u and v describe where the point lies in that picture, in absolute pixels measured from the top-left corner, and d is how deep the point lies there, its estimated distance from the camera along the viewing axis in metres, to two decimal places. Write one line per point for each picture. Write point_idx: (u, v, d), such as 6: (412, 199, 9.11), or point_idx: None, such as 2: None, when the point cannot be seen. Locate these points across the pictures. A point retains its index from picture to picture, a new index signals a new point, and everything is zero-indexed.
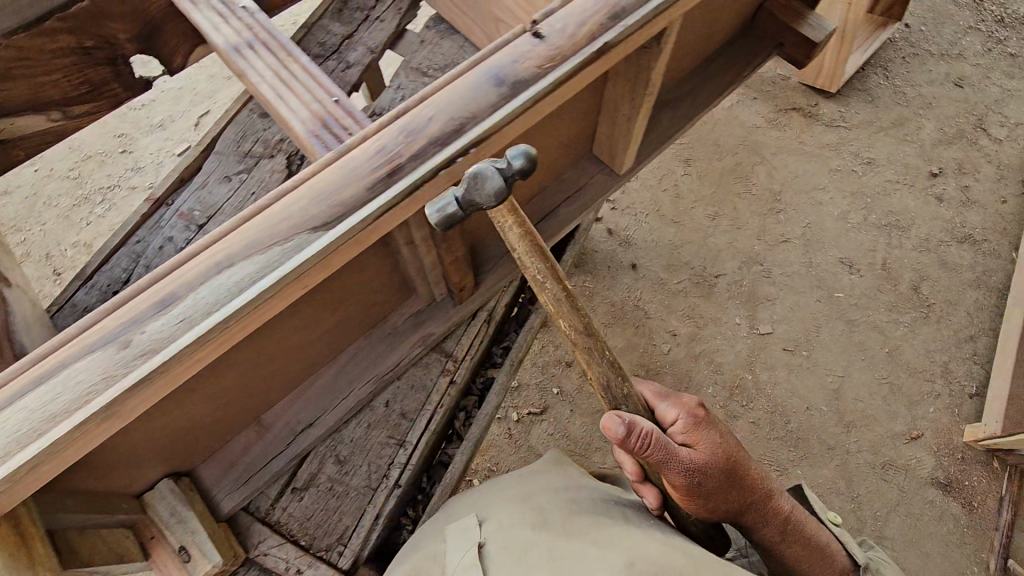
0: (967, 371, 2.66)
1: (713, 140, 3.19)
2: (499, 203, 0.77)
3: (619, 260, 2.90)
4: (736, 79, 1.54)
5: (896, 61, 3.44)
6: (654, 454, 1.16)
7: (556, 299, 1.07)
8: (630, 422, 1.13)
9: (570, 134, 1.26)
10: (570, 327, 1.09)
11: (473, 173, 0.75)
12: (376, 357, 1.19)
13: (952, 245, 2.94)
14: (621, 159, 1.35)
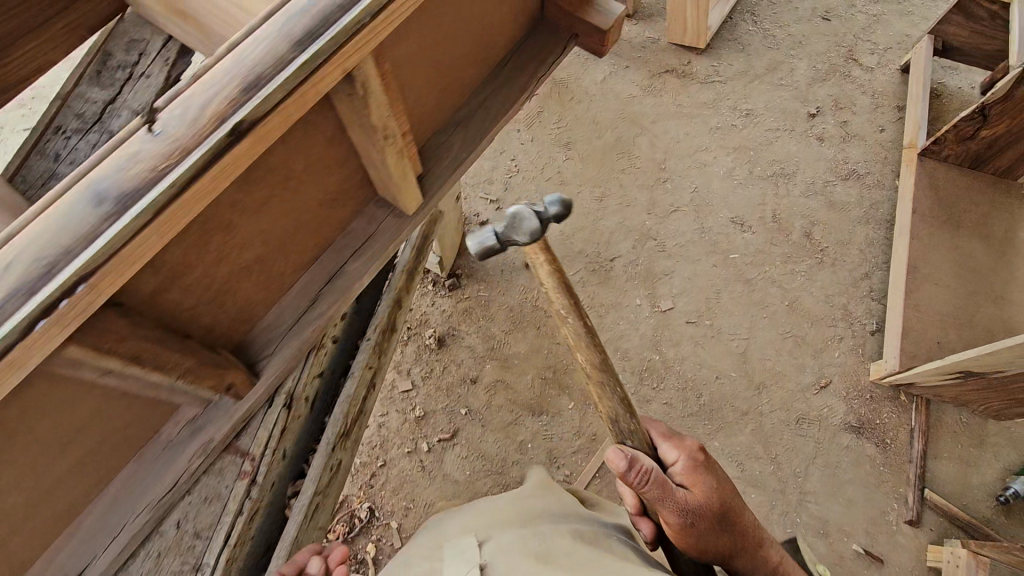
0: (866, 309, 2.67)
1: (590, 118, 3.09)
2: (534, 234, 1.26)
3: (511, 261, 2.80)
4: (531, 82, 1.43)
5: (762, 3, 3.36)
6: (651, 489, 1.26)
7: (579, 334, 1.40)
8: (632, 459, 1.24)
9: (328, 188, 1.13)
10: (587, 358, 1.41)
11: (517, 214, 1.24)
12: (149, 481, 1.08)
13: (838, 183, 2.92)
14: (402, 198, 1.22)
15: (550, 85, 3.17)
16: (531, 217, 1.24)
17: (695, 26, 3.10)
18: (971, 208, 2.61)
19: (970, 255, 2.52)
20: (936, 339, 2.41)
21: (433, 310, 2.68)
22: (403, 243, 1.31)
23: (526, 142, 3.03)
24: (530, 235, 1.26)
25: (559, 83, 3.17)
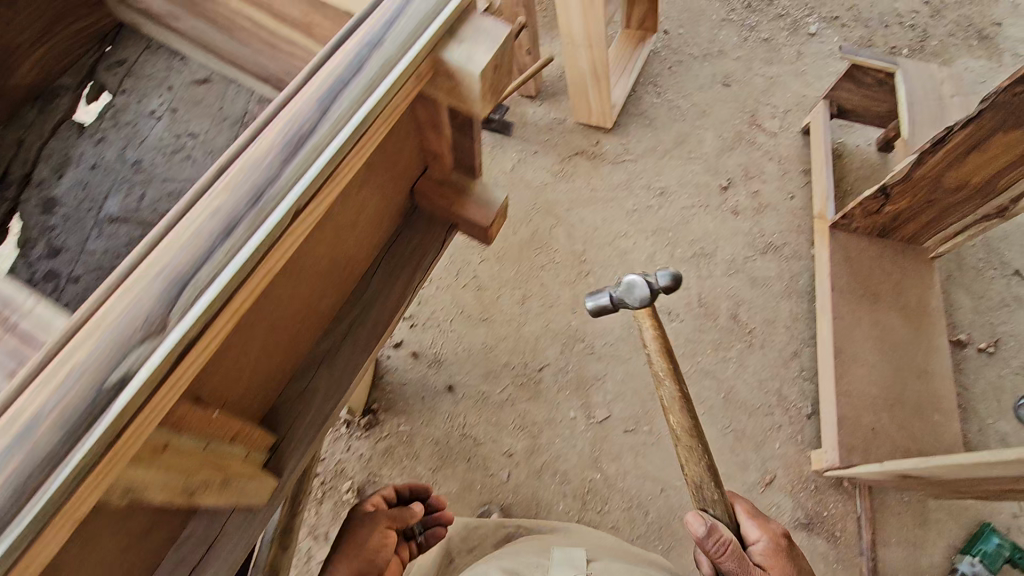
0: (799, 392, 2.62)
1: (503, 212, 2.91)
2: (643, 300, 1.53)
3: (432, 384, 2.58)
4: (407, 293, 1.21)
5: (664, 72, 3.34)
6: (730, 559, 1.46)
7: (672, 399, 1.54)
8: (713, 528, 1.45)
9: (143, 519, 0.90)
10: (679, 422, 1.54)
11: (630, 282, 1.52)
12: None
13: (757, 258, 2.88)
14: (249, 493, 1.00)
15: None
16: (643, 286, 1.51)
17: (600, 109, 2.96)
18: (885, 280, 2.60)
19: (890, 330, 2.50)
20: (871, 425, 2.35)
21: (349, 456, 2.43)
22: (265, 520, 1.09)
23: None
24: (642, 300, 1.53)
25: None
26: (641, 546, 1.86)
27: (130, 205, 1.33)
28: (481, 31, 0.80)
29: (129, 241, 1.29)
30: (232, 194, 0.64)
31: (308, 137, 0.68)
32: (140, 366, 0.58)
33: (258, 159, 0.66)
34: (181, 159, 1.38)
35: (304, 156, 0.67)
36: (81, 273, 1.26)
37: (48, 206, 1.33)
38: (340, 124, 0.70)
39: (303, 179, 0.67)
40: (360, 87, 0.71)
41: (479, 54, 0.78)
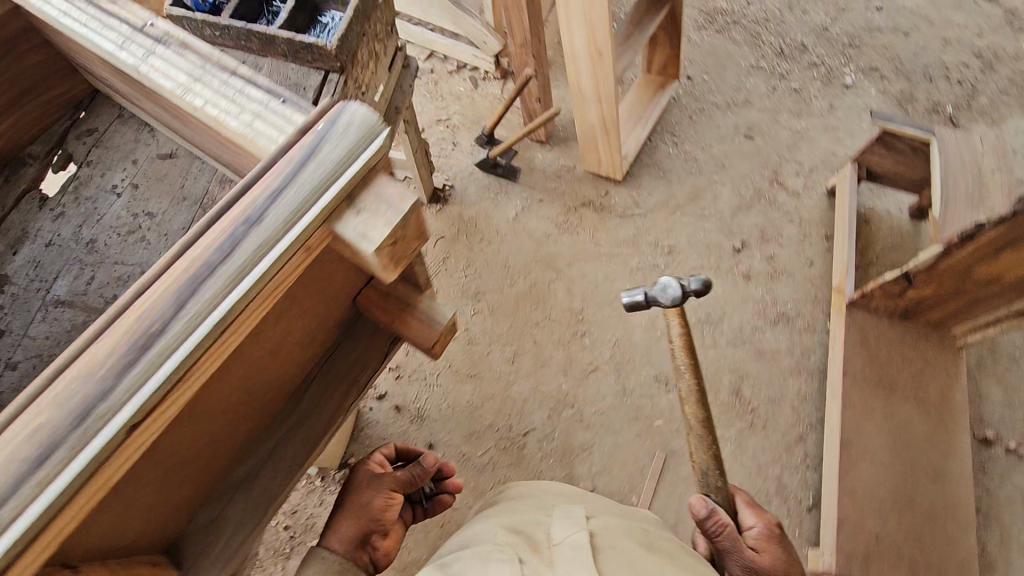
0: (801, 480, 2.44)
1: (501, 262, 2.82)
2: (675, 300, 1.57)
3: (413, 441, 2.50)
4: (340, 411, 1.15)
5: (683, 121, 3.20)
6: (723, 541, 1.48)
7: (689, 391, 1.56)
8: (710, 510, 1.48)
9: None
10: (694, 411, 1.56)
11: (664, 285, 1.59)
12: None
13: (767, 328, 2.70)
14: None
15: (458, 224, 2.91)
16: (676, 287, 1.57)
17: (610, 161, 2.85)
18: (905, 367, 2.37)
19: (906, 426, 2.28)
20: (875, 531, 2.15)
21: (322, 511, 2.38)
22: None
23: None
24: (672, 301, 1.57)
25: (468, 221, 2.91)
26: (642, 510, 1.64)
27: (77, 288, 1.30)
28: (382, 201, 0.72)
29: (71, 327, 1.26)
30: (59, 409, 0.58)
31: (157, 338, 0.61)
32: None
33: (96, 363, 0.60)
34: (135, 242, 1.34)
35: (149, 361, 0.60)
36: (20, 359, 1.24)
37: None
38: (196, 321, 0.62)
39: (144, 390, 0.60)
40: (226, 275, 0.64)
41: (377, 228, 0.71)
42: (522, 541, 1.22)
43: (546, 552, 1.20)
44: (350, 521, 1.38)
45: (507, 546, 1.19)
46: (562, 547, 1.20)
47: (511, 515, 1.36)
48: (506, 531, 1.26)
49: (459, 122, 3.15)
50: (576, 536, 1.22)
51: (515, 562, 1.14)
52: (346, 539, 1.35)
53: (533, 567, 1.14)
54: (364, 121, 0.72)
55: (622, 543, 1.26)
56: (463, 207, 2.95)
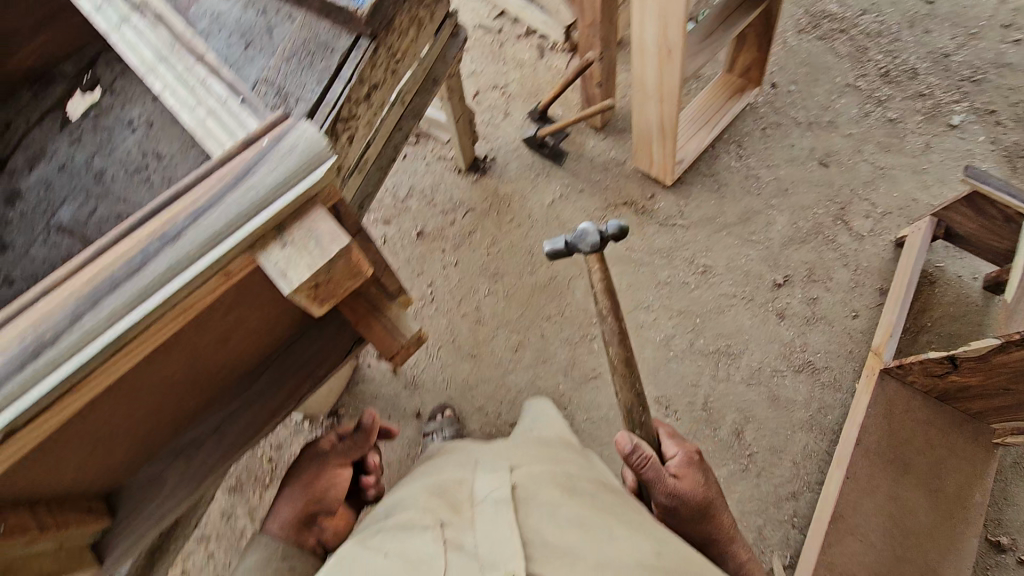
0: (782, 538, 2.32)
1: (526, 247, 2.73)
2: (594, 247, 1.51)
3: (402, 408, 2.52)
4: (294, 397, 1.15)
5: (754, 133, 2.95)
6: (647, 473, 1.44)
7: (611, 333, 1.55)
8: (634, 448, 1.44)
9: None
10: (618, 353, 1.55)
11: (582, 230, 1.51)
12: None
13: (788, 374, 2.53)
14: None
15: (491, 198, 2.82)
16: (594, 233, 1.49)
17: (661, 164, 2.69)
18: (921, 451, 2.18)
19: (907, 511, 2.12)
20: None
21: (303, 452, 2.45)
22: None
23: (449, 266, 2.72)
24: (591, 247, 1.51)
25: (502, 197, 2.82)
26: (571, 447, 1.47)
27: (80, 217, 1.33)
28: (314, 241, 0.75)
29: (66, 255, 1.29)
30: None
31: (57, 342, 0.65)
32: None
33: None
34: (140, 181, 1.35)
35: (49, 359, 0.64)
36: (17, 277, 1.29)
37: (12, 197, 1.36)
38: (96, 333, 0.66)
39: (35, 391, 0.64)
40: (135, 289, 0.67)
41: (298, 269, 0.73)
42: (443, 503, 1.10)
43: (468, 512, 1.07)
44: (288, 509, 1.60)
45: (423, 511, 1.07)
46: (484, 503, 1.07)
47: (435, 476, 1.21)
48: (427, 493, 1.13)
49: (516, 91, 3.01)
50: (500, 488, 1.09)
51: (434, 532, 1.02)
52: (283, 526, 1.59)
53: (453, 532, 1.03)
54: (307, 147, 0.74)
55: (553, 489, 1.12)
56: (501, 182, 2.85)
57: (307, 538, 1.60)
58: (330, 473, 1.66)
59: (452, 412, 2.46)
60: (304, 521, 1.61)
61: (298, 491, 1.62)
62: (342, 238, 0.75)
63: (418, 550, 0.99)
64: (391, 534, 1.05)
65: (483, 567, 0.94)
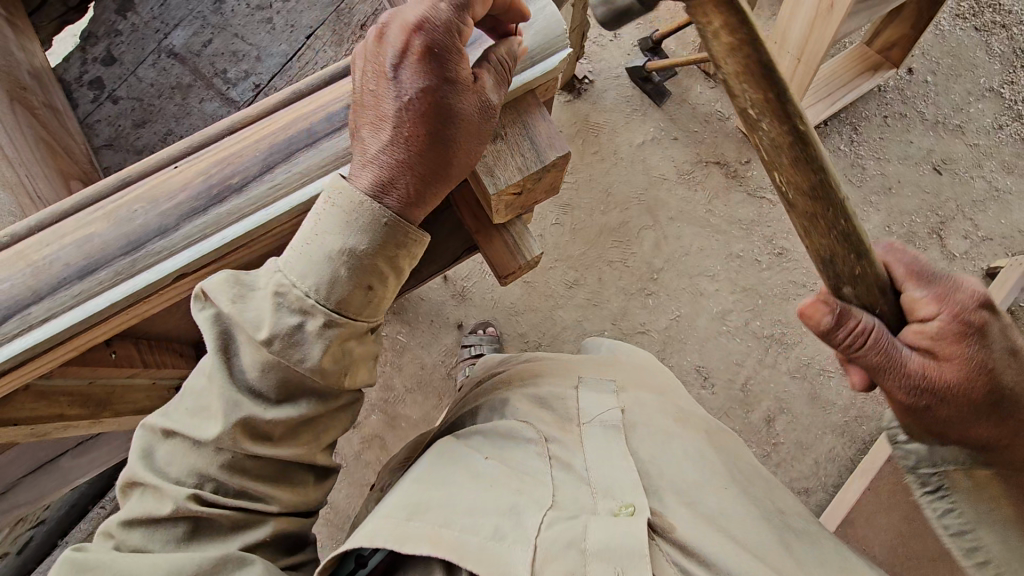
0: None
1: (605, 185, 2.57)
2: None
3: (445, 315, 2.43)
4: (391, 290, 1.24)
5: (873, 119, 2.70)
6: (868, 357, 0.93)
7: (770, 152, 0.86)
8: (840, 317, 0.93)
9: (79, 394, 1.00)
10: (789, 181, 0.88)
11: None
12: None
13: (835, 376, 2.38)
14: None
15: (580, 125, 2.64)
16: None
17: None
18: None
19: (919, 536, 2.02)
20: None
21: None
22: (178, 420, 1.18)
23: None
24: None
25: (591, 126, 2.64)
26: (663, 367, 1.35)
27: (192, 46, 1.22)
28: (536, 146, 0.90)
29: (175, 85, 1.21)
30: (193, 198, 0.79)
31: (281, 180, 0.81)
32: (55, 315, 0.73)
33: (189, 189, 0.79)
34: (260, 21, 1.24)
35: (278, 192, 0.80)
36: (122, 96, 1.21)
37: (124, 5, 1.23)
38: (312, 178, 0.82)
39: (254, 219, 0.79)
40: (327, 153, 0.83)
41: (509, 171, 0.88)
42: (547, 414, 1.03)
43: (576, 429, 1.01)
44: (388, 138, 0.79)
45: (528, 419, 1.02)
46: (593, 424, 1.01)
47: (535, 379, 1.11)
48: (530, 400, 1.06)
49: None
50: (611, 412, 1.03)
51: (539, 447, 0.98)
52: (381, 172, 0.79)
53: (559, 449, 0.98)
54: (544, 31, 0.88)
55: (663, 419, 1.06)
56: (595, 109, 2.66)
57: (421, 205, 0.82)
58: (439, 82, 0.79)
59: (495, 330, 2.38)
60: (420, 159, 0.80)
61: (387, 107, 0.79)
62: (559, 145, 0.89)
63: (525, 463, 0.96)
64: (496, 435, 1.00)
65: (594, 488, 0.92)
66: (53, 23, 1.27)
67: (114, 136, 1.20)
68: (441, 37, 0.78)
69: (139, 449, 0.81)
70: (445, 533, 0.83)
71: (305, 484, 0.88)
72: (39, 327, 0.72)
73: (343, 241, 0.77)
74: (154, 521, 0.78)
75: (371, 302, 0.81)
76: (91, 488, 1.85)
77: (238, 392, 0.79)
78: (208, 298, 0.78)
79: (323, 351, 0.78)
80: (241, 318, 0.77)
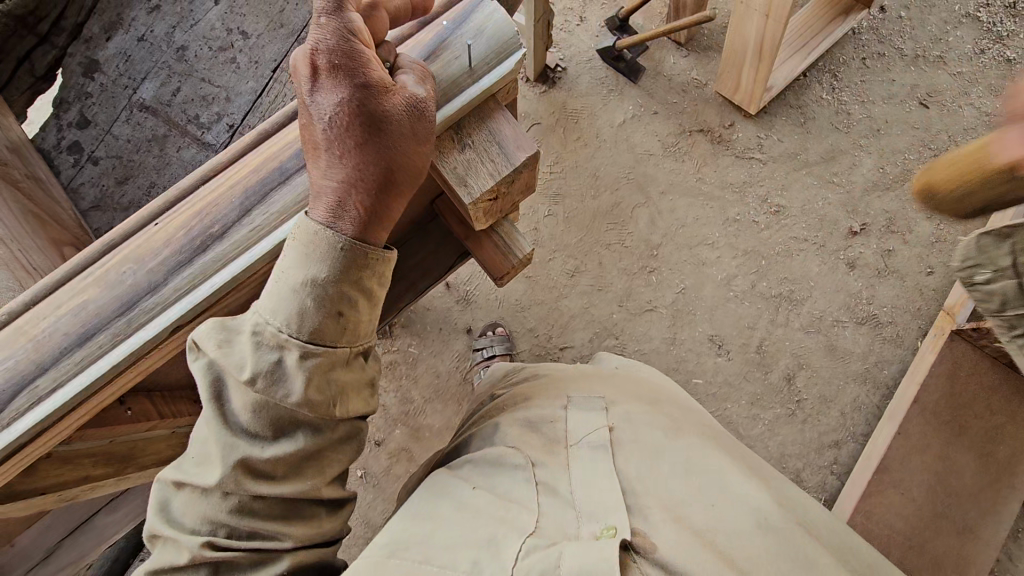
0: (820, 483, 2.24)
1: (592, 169, 2.56)
2: None
3: (453, 322, 2.44)
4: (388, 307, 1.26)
5: (852, 63, 2.63)
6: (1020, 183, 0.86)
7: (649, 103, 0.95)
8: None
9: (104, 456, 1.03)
10: None
11: None
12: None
13: (849, 326, 2.37)
14: None
15: (559, 114, 2.62)
16: None
17: (749, 89, 2.46)
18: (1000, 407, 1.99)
19: (954, 470, 2.01)
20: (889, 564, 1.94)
21: None
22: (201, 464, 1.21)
23: None
24: None
25: (570, 113, 2.62)
26: (674, 387, 1.35)
27: (162, 97, 1.24)
28: (505, 150, 0.90)
29: (151, 138, 1.23)
30: (177, 251, 0.80)
31: (262, 223, 0.82)
32: (62, 386, 0.75)
33: (172, 244, 0.80)
34: (224, 62, 1.25)
35: (261, 232, 0.82)
36: (100, 156, 1.22)
37: (90, 67, 1.24)
38: (288, 214, 0.84)
39: (241, 261, 0.80)
40: (302, 187, 0.85)
41: (482, 179, 0.89)
42: (535, 438, 1.04)
43: (563, 451, 1.02)
44: (329, 164, 0.80)
45: (516, 445, 1.02)
46: (580, 447, 1.01)
47: (526, 402, 1.13)
48: (521, 423, 1.07)
49: None
50: (598, 432, 1.03)
51: (526, 472, 0.99)
52: (328, 197, 0.80)
53: (545, 473, 0.99)
54: (495, 35, 0.87)
55: (653, 432, 1.04)
56: (571, 96, 2.64)
57: (381, 214, 0.83)
58: (356, 92, 0.79)
59: (504, 330, 2.39)
60: (362, 173, 0.80)
61: (316, 133, 0.80)
62: (528, 147, 0.90)
63: (512, 491, 0.97)
64: (485, 465, 1.01)
65: (578, 512, 0.93)
66: (24, 94, 1.25)
67: (100, 196, 1.22)
68: (341, 48, 0.78)
69: (159, 502, 0.84)
70: (425, 568, 0.85)
71: (317, 517, 0.88)
72: (48, 398, 0.74)
73: (304, 273, 0.79)
74: (175, 573, 0.80)
75: (346, 328, 0.83)
76: (130, 542, 1.87)
77: (234, 436, 0.81)
78: (200, 348, 0.80)
79: (304, 385, 0.80)
80: (225, 363, 0.80)
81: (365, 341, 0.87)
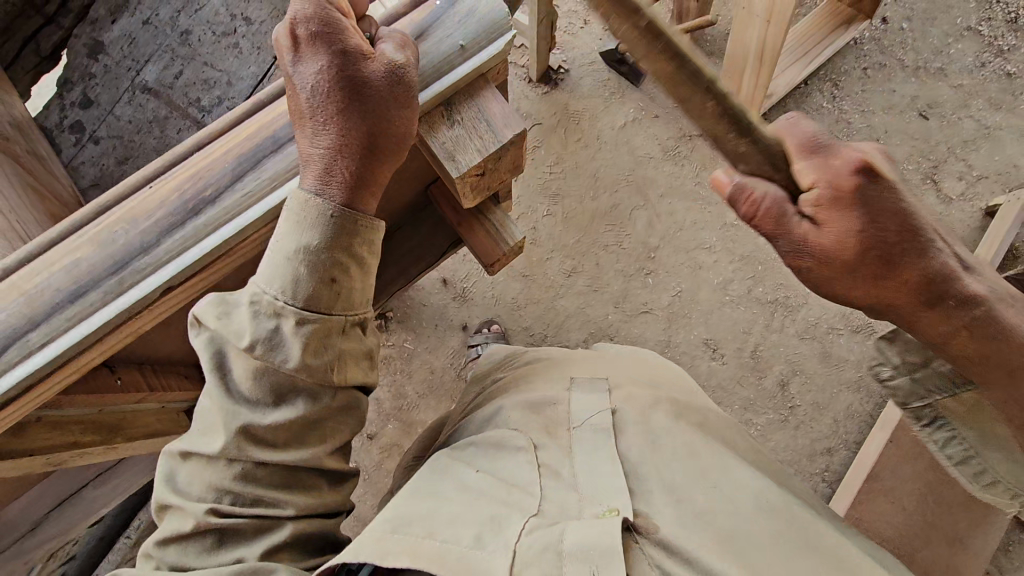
0: (811, 490, 2.24)
1: (591, 170, 2.58)
2: None
3: (449, 318, 2.44)
4: (382, 292, 1.28)
5: (853, 73, 2.64)
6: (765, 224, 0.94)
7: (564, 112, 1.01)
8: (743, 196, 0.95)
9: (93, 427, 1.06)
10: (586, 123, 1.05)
11: None
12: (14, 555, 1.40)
13: (844, 334, 2.37)
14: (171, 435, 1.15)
15: (560, 114, 2.64)
16: None
17: (750, 95, 2.47)
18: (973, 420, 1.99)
19: (945, 481, 2.00)
20: None
21: None
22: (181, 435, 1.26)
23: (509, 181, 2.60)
24: None
25: (572, 114, 2.64)
26: (672, 365, 1.36)
27: (165, 79, 1.25)
28: (492, 126, 0.91)
29: (152, 119, 1.24)
30: (165, 214, 0.80)
31: (255, 192, 0.84)
32: (48, 341, 0.76)
33: (165, 206, 0.81)
34: (227, 47, 1.26)
35: (252, 196, 0.83)
36: (103, 136, 1.24)
37: (95, 48, 1.25)
38: (278, 179, 0.85)
39: (230, 225, 0.82)
40: (294, 155, 0.86)
41: (470, 155, 0.90)
42: (538, 419, 1.04)
43: (565, 434, 1.01)
44: (316, 133, 0.81)
45: (518, 428, 1.02)
46: (583, 428, 1.01)
47: (527, 385, 1.13)
48: (523, 406, 1.07)
49: None
50: (602, 414, 1.03)
51: (529, 454, 0.98)
52: (317, 164, 0.81)
53: (547, 454, 0.98)
54: (487, 16, 0.87)
55: (655, 416, 1.04)
56: (573, 97, 2.66)
57: (365, 183, 0.86)
58: (336, 58, 0.80)
59: (499, 327, 2.40)
60: (347, 139, 0.82)
61: (302, 104, 0.81)
62: (516, 124, 0.91)
63: (515, 473, 0.96)
64: (487, 448, 1.01)
65: (580, 494, 0.92)
66: (29, 73, 1.28)
67: (100, 175, 1.24)
68: (323, 18, 0.79)
69: (165, 473, 0.86)
70: (428, 543, 0.84)
71: (318, 488, 0.90)
72: (39, 353, 0.75)
73: (296, 241, 0.82)
74: (183, 539, 0.82)
75: (339, 294, 0.86)
76: (116, 521, 1.89)
77: (236, 404, 0.83)
78: (201, 323, 0.84)
79: (301, 349, 0.83)
80: (225, 333, 0.83)
81: (360, 310, 0.90)
